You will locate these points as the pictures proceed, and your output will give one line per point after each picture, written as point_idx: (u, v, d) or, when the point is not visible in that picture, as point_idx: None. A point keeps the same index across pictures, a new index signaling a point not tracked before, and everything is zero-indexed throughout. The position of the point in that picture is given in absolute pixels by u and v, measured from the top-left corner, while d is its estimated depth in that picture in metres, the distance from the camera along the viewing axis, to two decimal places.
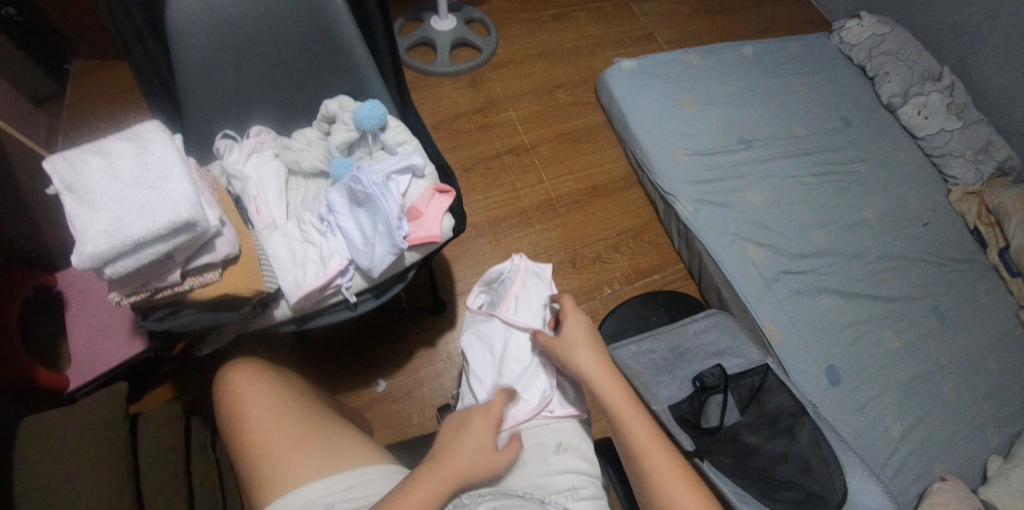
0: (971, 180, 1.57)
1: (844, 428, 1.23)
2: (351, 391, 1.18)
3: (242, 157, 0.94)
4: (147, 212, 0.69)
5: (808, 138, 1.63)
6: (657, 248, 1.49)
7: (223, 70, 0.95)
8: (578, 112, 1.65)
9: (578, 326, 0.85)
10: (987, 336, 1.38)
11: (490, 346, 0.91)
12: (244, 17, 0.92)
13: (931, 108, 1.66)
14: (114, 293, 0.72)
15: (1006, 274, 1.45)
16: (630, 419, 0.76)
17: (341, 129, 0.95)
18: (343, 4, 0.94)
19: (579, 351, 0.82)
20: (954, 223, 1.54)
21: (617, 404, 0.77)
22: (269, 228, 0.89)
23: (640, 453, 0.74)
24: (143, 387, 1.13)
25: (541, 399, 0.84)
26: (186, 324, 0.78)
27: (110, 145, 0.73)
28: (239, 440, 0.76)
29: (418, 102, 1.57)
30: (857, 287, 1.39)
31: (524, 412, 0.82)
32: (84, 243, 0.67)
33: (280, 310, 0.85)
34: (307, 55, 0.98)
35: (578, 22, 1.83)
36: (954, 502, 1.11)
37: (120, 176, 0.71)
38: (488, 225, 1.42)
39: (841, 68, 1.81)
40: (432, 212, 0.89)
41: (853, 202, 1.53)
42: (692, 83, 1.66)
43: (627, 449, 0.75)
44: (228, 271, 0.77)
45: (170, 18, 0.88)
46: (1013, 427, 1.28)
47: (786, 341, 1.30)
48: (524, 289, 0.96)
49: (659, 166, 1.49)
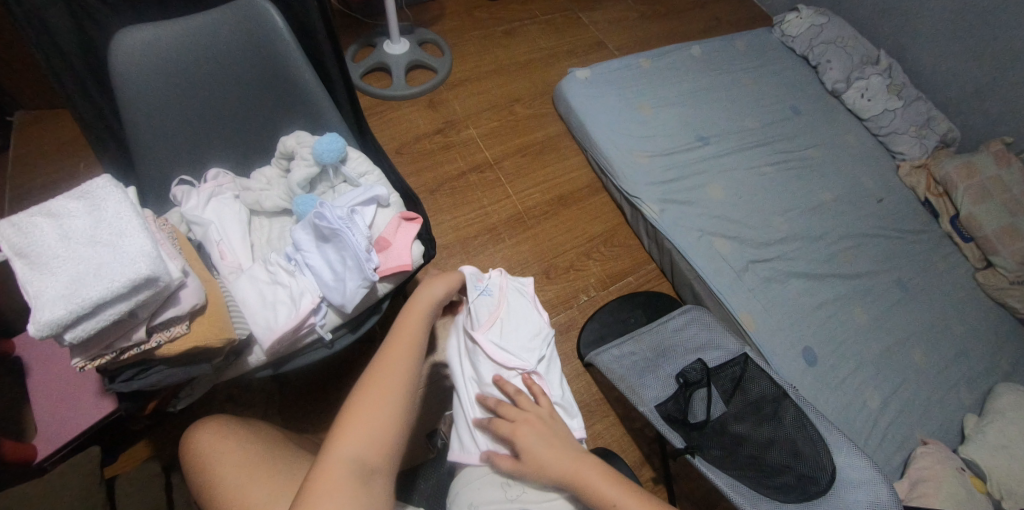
0: (917, 154, 1.64)
1: (826, 406, 1.25)
2: (336, 428, 1.16)
3: (201, 203, 0.92)
4: (104, 272, 0.67)
5: (762, 129, 1.67)
6: (628, 250, 1.51)
7: (175, 116, 0.93)
8: (538, 124, 1.67)
9: (534, 423, 0.78)
10: (949, 302, 1.43)
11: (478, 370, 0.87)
12: (192, 62, 0.90)
13: (873, 90, 1.73)
14: (77, 358, 0.69)
15: (959, 240, 1.51)
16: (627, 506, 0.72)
17: (300, 165, 0.94)
18: (292, 41, 0.93)
19: (548, 460, 0.75)
20: (907, 197, 1.60)
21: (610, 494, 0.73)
22: (235, 272, 0.87)
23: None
24: (117, 449, 1.08)
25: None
26: (157, 383, 0.76)
27: (59, 204, 0.70)
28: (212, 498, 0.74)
29: (377, 127, 1.56)
30: (824, 269, 1.43)
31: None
32: (39, 310, 0.64)
33: (254, 356, 0.83)
34: (261, 94, 0.97)
35: (529, 35, 1.85)
36: (937, 465, 1.14)
37: (73, 236, 0.69)
38: (459, 244, 1.41)
39: (785, 60, 1.87)
40: (400, 240, 0.89)
41: (810, 187, 1.58)
42: (645, 86, 1.69)
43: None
44: (196, 322, 0.75)
45: (114, 69, 0.86)
46: (983, 386, 1.32)
47: (762, 328, 1.33)
48: (508, 305, 0.93)
49: (621, 170, 1.51)
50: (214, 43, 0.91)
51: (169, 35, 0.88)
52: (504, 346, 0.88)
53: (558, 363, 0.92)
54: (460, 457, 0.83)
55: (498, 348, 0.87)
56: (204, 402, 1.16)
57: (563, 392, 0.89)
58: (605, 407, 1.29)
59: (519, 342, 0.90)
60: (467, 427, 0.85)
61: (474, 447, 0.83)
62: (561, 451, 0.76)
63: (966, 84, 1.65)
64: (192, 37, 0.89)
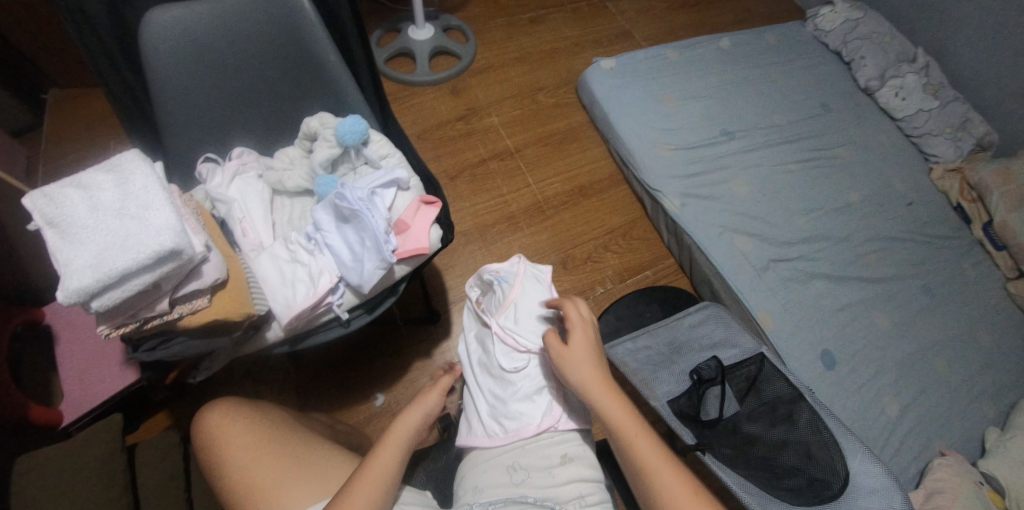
0: (951, 157, 1.59)
1: (843, 411, 1.24)
2: (351, 407, 1.18)
3: (225, 181, 0.93)
4: (131, 243, 0.68)
5: (790, 126, 1.64)
6: (647, 244, 1.50)
7: (201, 93, 0.94)
8: (560, 114, 1.65)
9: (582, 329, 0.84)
10: (977, 310, 1.39)
11: (492, 357, 0.89)
12: (219, 40, 0.92)
13: (908, 89, 1.68)
14: (102, 326, 0.71)
15: (990, 248, 1.47)
16: (635, 433, 0.75)
17: (323, 146, 0.95)
18: (318, 22, 0.94)
19: (580, 362, 0.80)
20: (938, 201, 1.56)
21: (622, 420, 0.76)
22: (256, 249, 0.89)
23: (645, 472, 0.72)
24: (139, 417, 1.12)
25: (547, 412, 0.83)
26: (179, 353, 0.77)
27: (90, 177, 0.72)
28: (228, 479, 0.77)
29: (400, 112, 1.57)
30: (847, 271, 1.41)
31: (532, 425, 0.82)
32: (68, 278, 0.67)
33: (272, 331, 0.85)
34: (284, 72, 0.97)
35: (555, 23, 1.84)
36: (954, 477, 1.12)
37: (102, 207, 0.70)
38: (477, 232, 1.42)
39: (817, 55, 1.83)
40: (419, 223, 0.89)
41: (837, 187, 1.54)
42: (671, 78, 1.67)
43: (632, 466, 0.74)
44: (217, 296, 0.77)
45: (144, 45, 0.88)
46: (1007, 399, 1.29)
47: (780, 328, 1.31)
48: (523, 291, 0.93)
49: (643, 162, 1.49)
50: (242, 22, 0.92)
51: (197, 13, 0.89)
52: (519, 333, 0.88)
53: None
54: (467, 441, 0.85)
55: (506, 330, 0.88)
56: (224, 375, 1.18)
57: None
58: None
59: (529, 328, 0.89)
60: (475, 412, 0.87)
61: (480, 431, 0.84)
62: (593, 361, 0.81)
63: (1007, 87, 1.59)
64: (220, 16, 0.90)
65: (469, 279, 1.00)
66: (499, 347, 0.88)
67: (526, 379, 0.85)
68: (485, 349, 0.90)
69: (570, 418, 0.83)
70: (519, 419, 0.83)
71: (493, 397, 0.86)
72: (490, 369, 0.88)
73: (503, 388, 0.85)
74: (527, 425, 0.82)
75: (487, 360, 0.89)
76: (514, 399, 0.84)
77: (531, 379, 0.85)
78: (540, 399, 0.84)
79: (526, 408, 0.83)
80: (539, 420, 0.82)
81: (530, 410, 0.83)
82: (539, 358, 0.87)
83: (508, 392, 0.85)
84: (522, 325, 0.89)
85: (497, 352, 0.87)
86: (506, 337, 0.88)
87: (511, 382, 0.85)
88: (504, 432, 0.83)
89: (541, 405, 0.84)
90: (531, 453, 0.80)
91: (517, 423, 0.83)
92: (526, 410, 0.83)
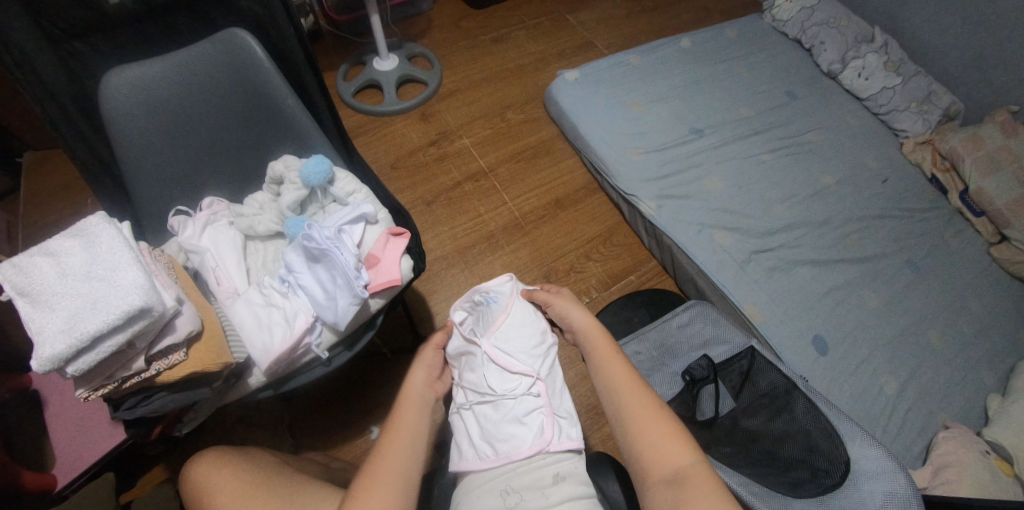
0: (920, 130, 1.60)
1: (839, 396, 1.23)
2: (346, 443, 1.18)
3: (197, 231, 0.94)
4: (100, 306, 0.69)
5: (758, 117, 1.66)
6: (628, 249, 1.50)
7: (165, 148, 0.96)
8: (530, 129, 1.67)
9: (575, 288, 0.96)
10: (963, 280, 1.40)
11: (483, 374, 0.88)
12: (179, 98, 0.93)
13: (870, 69, 1.70)
14: (81, 389, 0.72)
15: (970, 215, 1.48)
16: (610, 359, 0.84)
17: (289, 189, 0.96)
18: (271, 66, 0.95)
19: (567, 304, 0.92)
20: (912, 175, 1.57)
21: (600, 347, 0.86)
22: (231, 296, 0.89)
23: (615, 387, 0.81)
24: (136, 474, 1.11)
25: (538, 435, 0.82)
26: (160, 408, 0.77)
27: (57, 243, 0.73)
28: None
29: (371, 144, 1.58)
30: (829, 254, 1.41)
31: (523, 447, 0.81)
32: (41, 347, 0.67)
33: (254, 378, 0.85)
34: (246, 121, 0.99)
35: (518, 41, 1.86)
36: (960, 449, 1.11)
37: (70, 272, 0.71)
38: (458, 254, 1.43)
39: (778, 45, 1.85)
40: (389, 255, 0.90)
41: (810, 172, 1.55)
42: (635, 82, 1.69)
43: (604, 386, 0.83)
44: (193, 349, 0.77)
45: (105, 110, 0.90)
46: (1004, 365, 1.29)
47: (767, 319, 1.31)
48: (514, 311, 0.94)
49: (616, 168, 1.51)
50: (197, 71, 0.93)
51: (155, 74, 0.91)
52: (507, 352, 0.90)
53: (558, 369, 0.90)
54: (461, 466, 0.84)
55: (493, 352, 0.89)
56: (218, 424, 1.18)
57: (561, 402, 0.87)
58: None
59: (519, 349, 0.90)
60: (467, 436, 0.86)
61: (472, 455, 0.84)
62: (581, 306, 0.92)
63: (965, 56, 1.60)
64: (178, 75, 0.92)
65: (457, 302, 1.01)
66: (490, 368, 0.88)
67: (515, 401, 0.85)
68: (474, 369, 0.89)
69: (562, 439, 0.83)
70: (511, 442, 0.82)
71: (484, 419, 0.86)
72: (478, 392, 0.88)
73: (492, 410, 0.85)
74: (518, 447, 0.82)
75: (476, 382, 0.88)
76: (504, 421, 0.84)
77: (520, 400, 0.85)
78: (530, 421, 0.84)
79: (517, 428, 0.83)
80: (525, 442, 0.82)
81: (521, 432, 0.83)
82: (531, 377, 0.87)
83: (499, 414, 0.85)
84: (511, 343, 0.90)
85: (488, 373, 0.88)
86: (496, 357, 0.88)
87: (501, 402, 0.86)
88: (496, 454, 0.82)
89: (532, 427, 0.83)
90: (523, 475, 0.79)
91: (508, 445, 0.82)
92: (517, 433, 0.83)
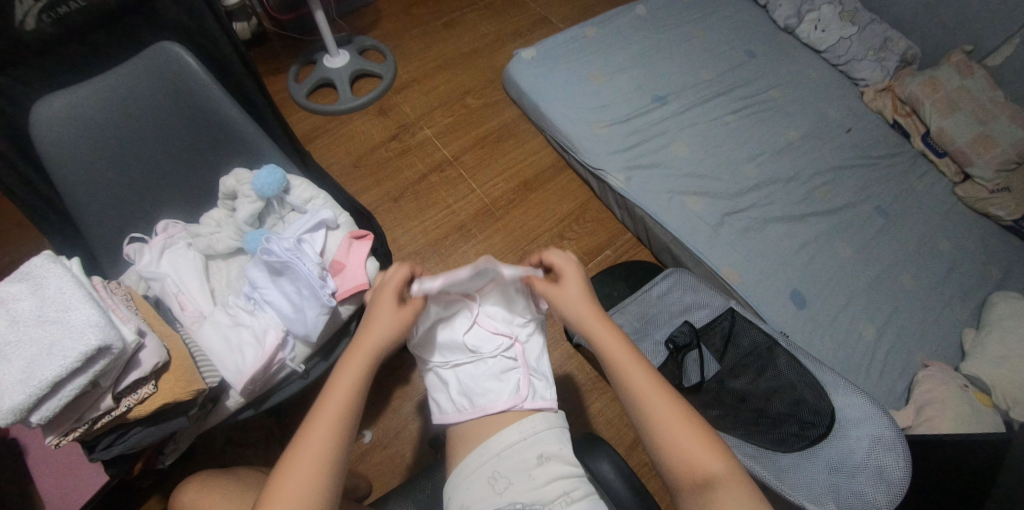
0: (879, 78, 1.60)
1: (821, 348, 1.25)
2: None
3: (154, 257, 0.91)
4: (55, 350, 0.67)
5: (719, 78, 1.65)
6: (602, 224, 1.50)
7: (111, 175, 0.92)
8: (492, 112, 1.64)
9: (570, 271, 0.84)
10: (932, 221, 1.42)
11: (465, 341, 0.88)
12: (118, 122, 0.90)
13: (825, 20, 1.69)
14: (51, 436, 0.70)
15: (933, 156, 1.49)
16: (629, 364, 0.75)
17: (244, 202, 0.93)
18: (209, 79, 0.92)
19: (569, 297, 0.81)
20: (875, 122, 1.58)
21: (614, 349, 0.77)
22: (197, 320, 0.87)
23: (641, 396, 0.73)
24: (127, 507, 1.09)
25: (514, 392, 0.85)
26: (138, 444, 0.76)
27: (3, 290, 0.71)
28: None
29: (331, 145, 1.54)
30: (799, 210, 1.42)
31: (500, 401, 0.85)
32: (0, 399, 0.65)
33: (232, 399, 0.83)
34: (193, 138, 0.96)
35: (470, 23, 1.82)
36: (940, 386, 1.14)
37: (20, 319, 0.69)
38: (431, 247, 1.41)
39: (733, 4, 1.83)
40: (354, 260, 0.88)
41: (775, 128, 1.56)
42: (593, 54, 1.66)
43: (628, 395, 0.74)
44: (162, 380, 0.75)
45: (40, 143, 0.86)
46: (976, 299, 1.32)
47: (744, 279, 1.32)
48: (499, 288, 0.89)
49: (582, 144, 1.49)
50: (133, 92, 0.89)
51: (88, 100, 0.87)
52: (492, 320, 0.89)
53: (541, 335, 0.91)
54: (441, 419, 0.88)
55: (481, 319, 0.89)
56: (204, 446, 1.16)
57: (538, 362, 0.90)
58: (602, 384, 1.29)
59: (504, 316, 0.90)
60: (443, 389, 0.89)
61: (449, 409, 0.87)
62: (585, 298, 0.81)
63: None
64: (114, 98, 0.88)
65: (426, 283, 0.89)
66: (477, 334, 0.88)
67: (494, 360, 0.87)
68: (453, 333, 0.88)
69: (536, 399, 0.86)
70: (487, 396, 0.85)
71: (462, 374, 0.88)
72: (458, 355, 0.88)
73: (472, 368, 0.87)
74: (494, 401, 0.85)
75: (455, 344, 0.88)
76: (483, 377, 0.87)
77: (498, 359, 0.87)
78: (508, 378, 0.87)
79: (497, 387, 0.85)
80: (502, 400, 0.85)
81: (498, 388, 0.86)
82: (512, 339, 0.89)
83: (478, 371, 0.87)
84: (496, 309, 0.89)
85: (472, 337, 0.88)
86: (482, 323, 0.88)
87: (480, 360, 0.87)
88: (473, 407, 0.86)
89: (509, 384, 0.86)
90: (508, 459, 0.80)
91: (485, 399, 0.85)
92: (494, 387, 0.86)
